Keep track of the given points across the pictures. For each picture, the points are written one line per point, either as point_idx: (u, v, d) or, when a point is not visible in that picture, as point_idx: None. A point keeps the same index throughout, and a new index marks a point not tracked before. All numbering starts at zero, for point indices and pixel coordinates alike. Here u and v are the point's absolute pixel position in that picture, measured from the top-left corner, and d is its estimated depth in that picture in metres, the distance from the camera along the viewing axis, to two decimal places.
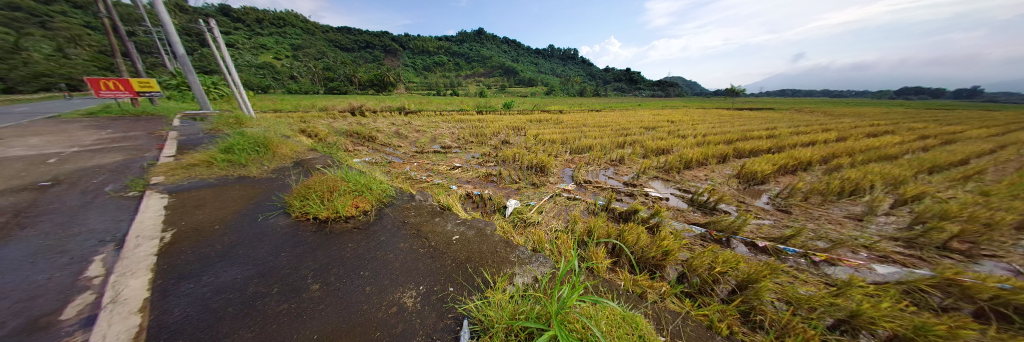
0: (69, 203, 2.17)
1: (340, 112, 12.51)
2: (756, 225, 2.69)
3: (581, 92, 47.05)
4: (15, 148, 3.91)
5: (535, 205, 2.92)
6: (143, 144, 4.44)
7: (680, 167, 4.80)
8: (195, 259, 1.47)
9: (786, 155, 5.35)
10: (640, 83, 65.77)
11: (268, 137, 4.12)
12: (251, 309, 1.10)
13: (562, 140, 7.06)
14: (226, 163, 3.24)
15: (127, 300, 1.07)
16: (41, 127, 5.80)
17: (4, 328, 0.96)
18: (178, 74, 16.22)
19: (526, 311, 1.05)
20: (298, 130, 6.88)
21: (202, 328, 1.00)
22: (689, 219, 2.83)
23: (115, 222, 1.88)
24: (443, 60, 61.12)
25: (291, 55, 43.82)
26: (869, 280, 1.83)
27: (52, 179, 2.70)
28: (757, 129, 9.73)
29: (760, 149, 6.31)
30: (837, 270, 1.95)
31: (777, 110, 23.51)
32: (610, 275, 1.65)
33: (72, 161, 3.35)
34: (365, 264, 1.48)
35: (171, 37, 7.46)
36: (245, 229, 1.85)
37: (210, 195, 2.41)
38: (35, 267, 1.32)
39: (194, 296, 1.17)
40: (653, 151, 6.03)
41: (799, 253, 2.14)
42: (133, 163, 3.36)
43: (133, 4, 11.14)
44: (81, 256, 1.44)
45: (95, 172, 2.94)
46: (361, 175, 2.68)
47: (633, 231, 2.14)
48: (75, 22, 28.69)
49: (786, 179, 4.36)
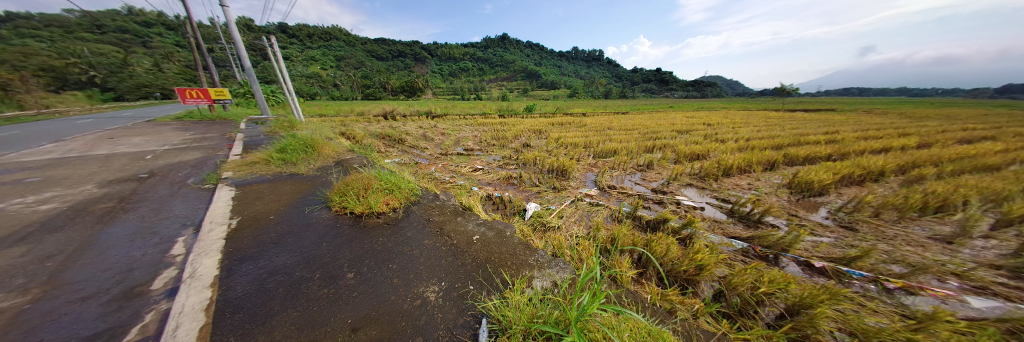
0: (160, 192, 2.64)
1: (374, 116, 13.60)
2: (807, 242, 2.37)
3: (606, 94, 45.35)
4: (125, 146, 4.83)
5: (555, 209, 2.88)
6: (217, 144, 5.25)
7: (717, 174, 4.38)
8: (254, 244, 1.69)
9: (850, 163, 4.64)
10: (671, 83, 61.71)
11: (315, 138, 4.59)
12: (298, 291, 1.23)
13: (585, 144, 6.87)
14: (280, 161, 3.68)
15: (201, 276, 1.29)
16: (144, 129, 7.13)
17: (110, 291, 1.24)
18: (246, 84, 18.95)
19: (545, 314, 1.04)
20: (340, 132, 7.61)
21: (258, 303, 1.15)
22: (728, 232, 2.56)
23: (193, 209, 2.26)
24: (468, 66, 63.37)
25: (335, 65, 48.73)
26: (960, 314, 1.50)
27: (150, 172, 3.31)
28: (814, 133, 8.57)
29: (817, 155, 5.52)
30: (918, 301, 1.61)
31: (841, 111, 20.54)
32: (635, 286, 1.56)
33: (164, 158, 4.05)
34: (394, 257, 1.57)
35: (241, 52, 8.63)
36: (295, 219, 2.09)
37: (268, 188, 2.77)
38: (139, 244, 1.66)
39: (254, 276, 1.35)
40: (686, 156, 5.62)
41: (867, 277, 1.82)
42: (209, 160, 3.97)
43: (214, 25, 13.16)
44: (167, 237, 1.78)
45: (180, 167, 3.53)
46: (393, 175, 2.85)
47: (661, 240, 2.02)
48: (171, 42, 34.99)
49: (850, 190, 3.76)
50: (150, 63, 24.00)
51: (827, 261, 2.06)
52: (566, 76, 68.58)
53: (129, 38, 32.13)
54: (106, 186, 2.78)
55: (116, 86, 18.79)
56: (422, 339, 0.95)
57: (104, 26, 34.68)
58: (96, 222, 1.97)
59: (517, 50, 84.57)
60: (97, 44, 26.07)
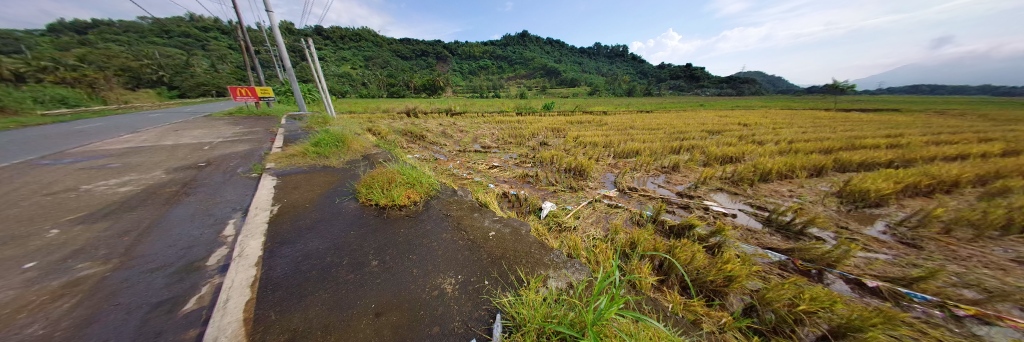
0: (215, 179, 2.98)
1: (397, 113, 14.21)
2: (857, 258, 2.10)
3: (629, 92, 43.22)
4: (188, 138, 5.52)
5: (572, 210, 2.82)
6: (261, 137, 5.81)
7: (753, 179, 4.02)
8: (291, 229, 1.86)
9: (919, 170, 4.02)
10: (702, 80, 57.56)
11: (344, 133, 4.90)
12: (328, 275, 1.33)
13: (604, 143, 6.64)
14: (314, 154, 3.98)
15: (248, 256, 1.46)
16: (203, 123, 8.09)
17: (175, 264, 1.44)
18: (286, 83, 20.74)
19: (560, 315, 1.03)
20: (366, 128, 8.06)
21: (293, 284, 1.26)
22: (764, 243, 2.35)
23: (242, 195, 2.53)
24: (487, 64, 63.86)
25: (363, 65, 51.63)
26: None
27: (207, 161, 3.74)
28: (873, 135, 7.56)
29: (875, 161, 4.87)
30: (996, 332, 1.35)
31: (908, 112, 17.87)
32: (655, 293, 1.49)
33: (219, 149, 4.56)
34: (414, 248, 1.64)
35: (282, 53, 9.40)
36: (327, 208, 2.26)
37: (304, 179, 3.01)
38: (197, 224, 1.91)
39: (292, 258, 1.48)
40: (716, 158, 5.22)
41: (931, 301, 1.57)
42: (255, 152, 4.41)
43: (260, 29, 14.44)
44: (219, 218, 2.02)
45: (232, 158, 3.96)
46: (414, 170, 2.96)
47: (686, 247, 1.90)
48: (225, 45, 39.11)
49: (916, 202, 3.27)
50: (207, 65, 27.05)
51: (883, 281, 1.80)
52: (587, 73, 66.34)
53: (192, 42, 36.48)
54: (172, 173, 3.19)
55: (181, 84, 21.44)
56: (439, 328, 0.98)
57: (173, 32, 39.48)
58: (165, 203, 2.28)
59: (537, 47, 83.34)
60: (168, 49, 29.88)
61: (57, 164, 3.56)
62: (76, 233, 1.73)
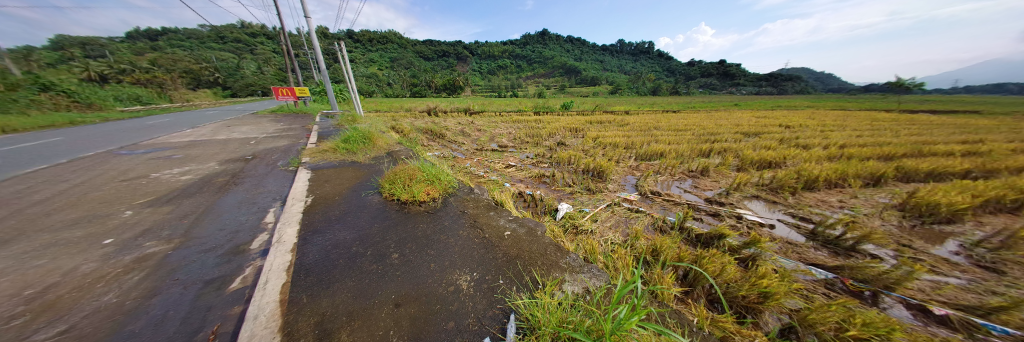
0: (259, 171, 3.30)
1: (419, 112, 14.75)
2: (921, 280, 1.82)
3: (654, 91, 41.06)
4: (238, 133, 6.17)
5: (589, 212, 2.75)
6: (299, 134, 6.34)
7: (793, 186, 3.65)
8: (321, 219, 2.00)
9: (1008, 183, 3.41)
10: (736, 78, 53.23)
11: (370, 131, 5.18)
12: (353, 264, 1.42)
13: (625, 144, 6.39)
14: (343, 150, 4.25)
15: (286, 242, 1.60)
16: (250, 119, 8.99)
17: (223, 246, 1.61)
18: (320, 84, 22.43)
19: (576, 321, 0.99)
20: (390, 126, 8.46)
21: (323, 270, 1.35)
22: (806, 258, 2.12)
23: (281, 186, 2.78)
24: (505, 63, 64.16)
25: (388, 66, 54.29)
26: None
27: (252, 155, 4.16)
28: (948, 141, 6.53)
29: (951, 170, 4.19)
30: None
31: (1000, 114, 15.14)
32: (679, 305, 1.40)
33: (262, 144, 5.04)
34: (433, 243, 1.69)
35: (318, 56, 10.13)
36: (353, 201, 2.39)
37: (334, 173, 3.23)
38: (243, 211, 2.12)
39: (322, 246, 1.60)
40: (750, 162, 4.82)
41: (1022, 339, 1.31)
42: (293, 147, 4.81)
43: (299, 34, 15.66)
44: (262, 206, 2.23)
45: (273, 152, 4.36)
46: (433, 167, 3.05)
47: (715, 258, 1.77)
48: (269, 49, 43.04)
49: (1003, 220, 2.77)
50: (254, 67, 29.96)
51: (954, 309, 1.54)
52: (609, 71, 63.95)
53: (242, 47, 40.60)
54: (224, 164, 3.58)
55: (233, 85, 23.97)
56: (454, 324, 1.00)
57: (227, 37, 44.10)
58: (218, 191, 2.56)
59: (556, 45, 81.82)
60: (223, 53, 33.49)
61: (136, 154, 4.15)
62: (146, 215, 2.00)
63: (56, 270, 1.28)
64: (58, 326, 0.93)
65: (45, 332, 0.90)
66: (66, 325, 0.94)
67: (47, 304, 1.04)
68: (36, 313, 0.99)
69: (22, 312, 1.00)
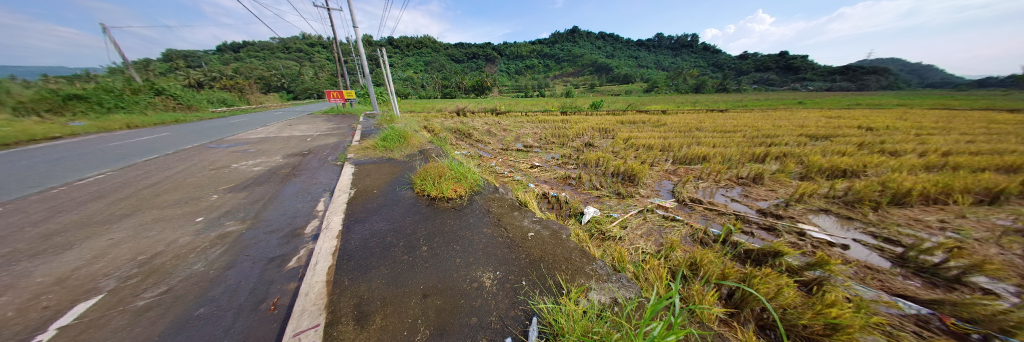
0: (313, 165, 3.75)
1: (449, 112, 15.39)
2: None
3: (696, 88, 37.39)
4: (297, 131, 7.08)
5: (618, 217, 2.61)
6: (344, 132, 7.05)
7: (873, 200, 3.05)
8: (361, 209, 2.19)
9: None
10: (798, 72, 46.28)
11: (405, 130, 5.55)
12: (386, 254, 1.52)
13: (660, 146, 5.96)
14: (381, 148, 4.63)
15: (331, 229, 1.78)
16: (306, 119, 10.24)
17: (283, 228, 1.86)
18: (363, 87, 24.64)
19: (603, 332, 0.95)
20: (423, 126, 8.98)
21: (362, 256, 1.47)
22: (891, 288, 1.75)
23: (329, 178, 3.12)
24: (532, 63, 63.90)
25: (422, 69, 57.61)
26: None
27: (308, 150, 4.73)
28: None
29: None
30: None
31: None
32: (722, 327, 1.25)
33: (316, 140, 5.72)
34: (458, 239, 1.74)
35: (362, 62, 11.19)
36: (388, 195, 2.59)
37: (373, 168, 3.52)
38: (300, 199, 2.42)
39: (362, 235, 1.75)
40: (815, 170, 4.15)
41: None
42: (340, 144, 5.37)
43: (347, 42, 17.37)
44: (314, 196, 2.53)
45: (324, 148, 4.91)
46: (461, 166, 3.15)
47: (769, 279, 1.55)
48: (322, 56, 48.39)
49: None
50: (310, 73, 34.01)
51: None
52: (643, 68, 59.88)
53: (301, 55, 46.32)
54: (286, 158, 4.13)
55: (294, 89, 27.51)
56: (477, 320, 1.02)
57: (291, 48, 50.67)
58: (280, 181, 2.97)
59: (587, 42, 79.06)
60: (287, 62, 38.54)
61: (222, 148, 5.00)
62: (227, 199, 2.39)
63: (162, 241, 1.58)
64: (160, 287, 1.15)
65: (151, 292, 1.12)
66: (166, 287, 1.16)
67: (153, 269, 1.29)
68: (146, 275, 1.24)
69: (136, 274, 1.25)
